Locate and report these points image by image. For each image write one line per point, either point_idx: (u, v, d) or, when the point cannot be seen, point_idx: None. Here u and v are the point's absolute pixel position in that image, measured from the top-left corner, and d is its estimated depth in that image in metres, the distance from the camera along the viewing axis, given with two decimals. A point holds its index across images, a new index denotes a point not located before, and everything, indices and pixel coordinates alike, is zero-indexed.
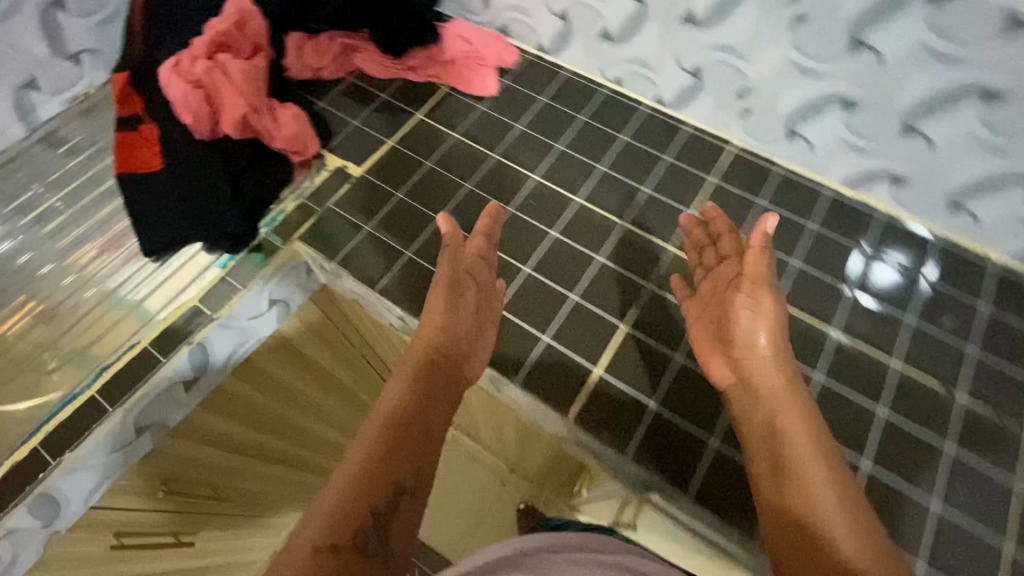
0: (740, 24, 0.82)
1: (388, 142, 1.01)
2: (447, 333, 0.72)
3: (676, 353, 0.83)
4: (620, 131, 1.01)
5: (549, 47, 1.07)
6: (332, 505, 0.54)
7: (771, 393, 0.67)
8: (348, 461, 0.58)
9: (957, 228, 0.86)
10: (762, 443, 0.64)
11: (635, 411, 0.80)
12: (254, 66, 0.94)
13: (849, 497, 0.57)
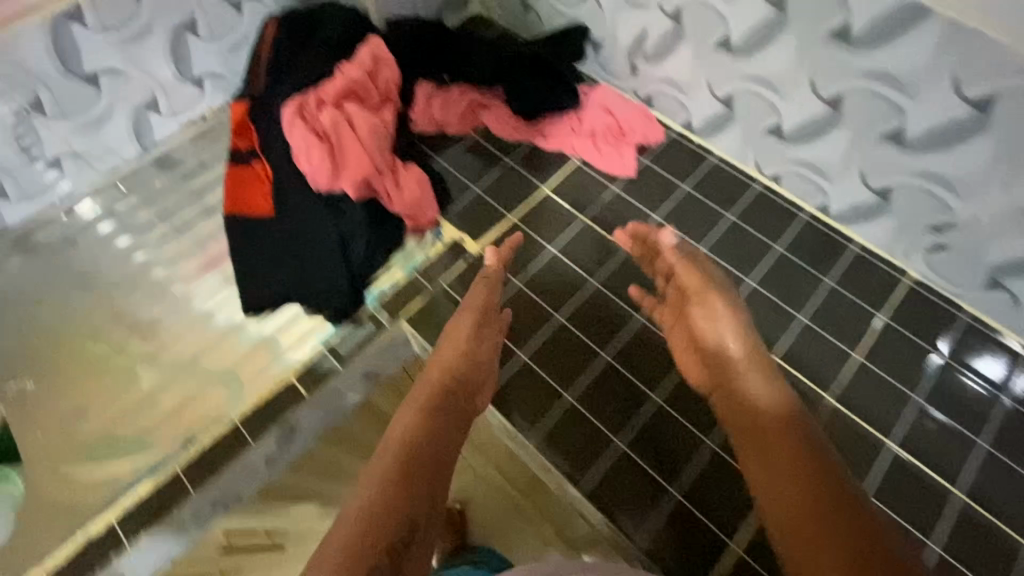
0: (968, 158, 0.68)
1: (509, 218, 0.92)
2: (458, 359, 0.67)
3: (655, 394, 0.78)
4: (774, 242, 0.88)
5: (699, 128, 0.95)
6: (346, 540, 0.48)
7: (748, 395, 0.60)
8: (360, 491, 0.52)
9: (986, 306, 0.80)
10: (752, 437, 0.57)
11: (600, 445, 0.75)
12: (382, 121, 0.88)
13: (844, 502, 0.49)
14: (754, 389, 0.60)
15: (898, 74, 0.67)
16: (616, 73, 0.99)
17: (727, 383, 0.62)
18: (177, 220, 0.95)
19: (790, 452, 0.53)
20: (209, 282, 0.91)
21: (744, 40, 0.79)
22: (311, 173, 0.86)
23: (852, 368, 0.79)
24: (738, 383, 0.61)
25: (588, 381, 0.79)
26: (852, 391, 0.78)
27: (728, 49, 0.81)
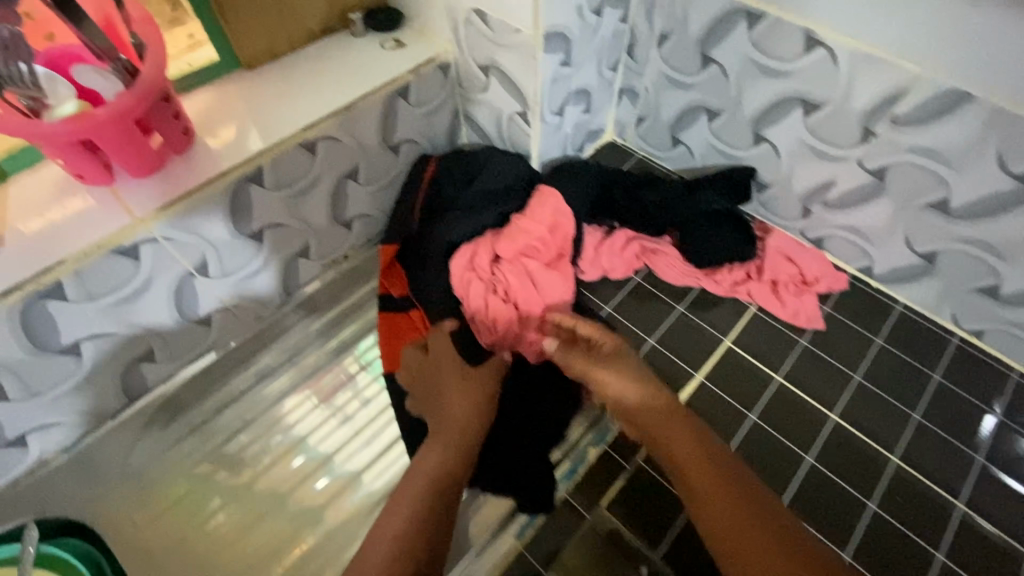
0: None
1: (695, 377, 0.85)
2: (444, 398, 0.76)
3: None
4: (988, 406, 0.82)
5: (884, 275, 0.90)
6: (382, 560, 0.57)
7: (666, 424, 0.67)
8: (394, 511, 0.63)
9: None
10: (680, 461, 0.64)
11: (673, 511, 0.74)
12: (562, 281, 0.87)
13: (759, 496, 0.60)
14: (647, 410, 0.69)
15: None
16: (783, 212, 0.96)
17: (646, 415, 0.69)
18: (335, 381, 0.90)
19: (708, 468, 0.62)
20: (376, 453, 0.84)
21: (968, 208, 0.74)
22: (489, 336, 0.84)
23: None
24: (659, 414, 0.68)
25: None
26: None
27: (943, 211, 0.77)
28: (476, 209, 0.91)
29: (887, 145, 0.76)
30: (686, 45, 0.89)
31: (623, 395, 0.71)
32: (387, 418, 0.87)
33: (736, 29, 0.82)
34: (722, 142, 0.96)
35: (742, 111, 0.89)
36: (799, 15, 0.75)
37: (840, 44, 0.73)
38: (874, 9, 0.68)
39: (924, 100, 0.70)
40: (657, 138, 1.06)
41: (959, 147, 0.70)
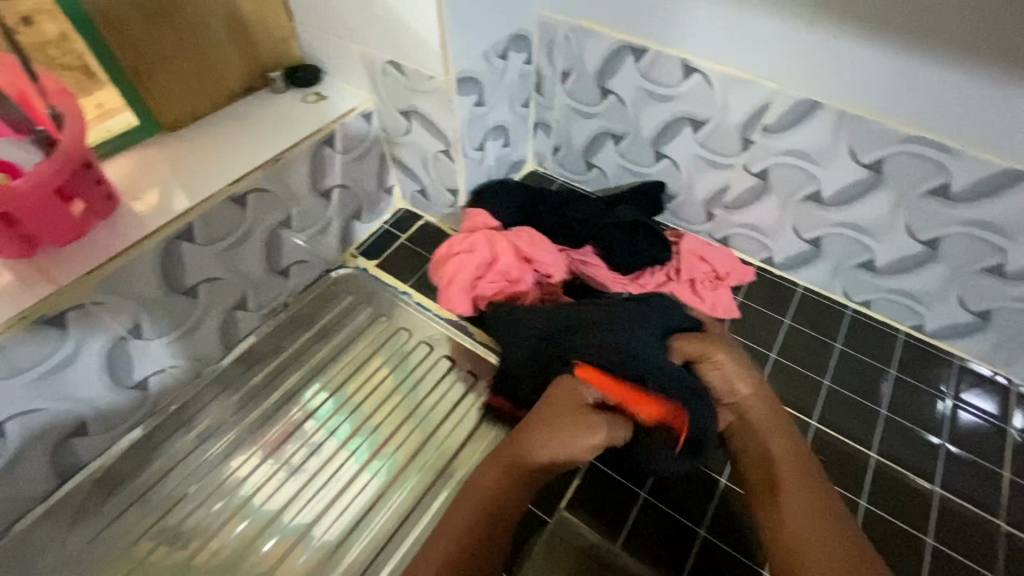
0: None
1: None
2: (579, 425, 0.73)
3: None
4: (885, 365, 0.93)
5: (782, 263, 1.02)
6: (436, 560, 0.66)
7: (790, 468, 0.70)
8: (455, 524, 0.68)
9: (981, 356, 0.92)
10: (792, 512, 0.67)
11: (626, 500, 0.80)
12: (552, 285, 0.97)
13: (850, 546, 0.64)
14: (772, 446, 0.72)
15: (1002, 224, 0.76)
16: (691, 219, 1.06)
17: (772, 454, 0.72)
18: (285, 427, 0.89)
19: (833, 537, 0.64)
20: (335, 494, 0.83)
21: (836, 197, 0.87)
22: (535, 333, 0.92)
23: (1005, 490, 0.81)
24: (793, 464, 0.70)
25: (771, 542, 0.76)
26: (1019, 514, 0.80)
27: (818, 201, 0.89)
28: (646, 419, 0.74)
29: (765, 150, 0.88)
30: (586, 81, 1.00)
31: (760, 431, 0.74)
32: (338, 459, 0.86)
33: (625, 63, 0.93)
34: (630, 161, 1.06)
35: (643, 133, 1.00)
36: (674, 47, 0.87)
37: (711, 69, 0.85)
38: (733, 39, 0.81)
39: (786, 110, 0.82)
40: (573, 163, 1.16)
41: (819, 146, 0.83)
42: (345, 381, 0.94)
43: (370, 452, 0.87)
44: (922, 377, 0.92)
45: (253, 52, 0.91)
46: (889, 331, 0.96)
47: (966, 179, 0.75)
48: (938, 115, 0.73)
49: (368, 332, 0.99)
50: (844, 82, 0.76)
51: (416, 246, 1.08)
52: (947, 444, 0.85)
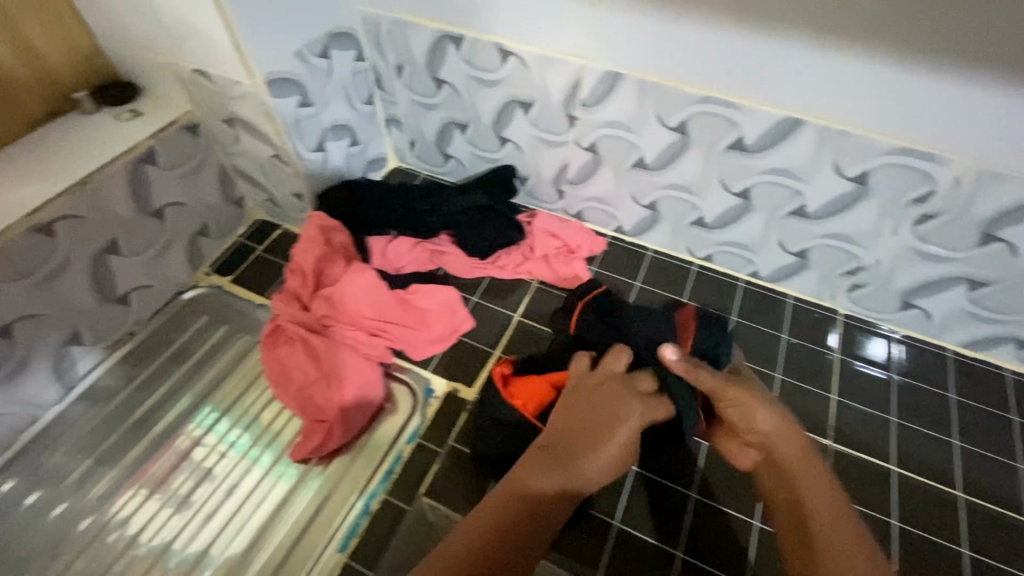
0: (863, 219, 0.83)
1: (492, 353, 0.91)
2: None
3: None
4: (729, 312, 0.99)
5: (632, 230, 1.07)
6: (465, 551, 0.51)
7: (797, 460, 0.63)
8: (476, 516, 0.55)
9: (809, 293, 0.99)
10: (810, 503, 0.58)
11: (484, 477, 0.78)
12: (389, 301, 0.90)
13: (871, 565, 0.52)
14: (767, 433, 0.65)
15: (792, 168, 0.82)
16: (545, 198, 1.10)
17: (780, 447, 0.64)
18: (133, 458, 0.84)
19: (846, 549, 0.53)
20: (188, 517, 0.79)
21: (657, 160, 0.92)
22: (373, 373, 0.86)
23: (835, 411, 0.88)
24: (794, 449, 0.63)
25: (624, 494, 0.78)
26: (847, 430, 0.86)
27: (645, 166, 0.94)
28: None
29: (588, 123, 0.92)
30: (419, 73, 1.01)
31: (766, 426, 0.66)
32: (217, 453, 0.84)
33: (446, 52, 0.95)
34: (480, 149, 1.08)
35: (483, 119, 1.02)
36: (486, 33, 0.89)
37: (522, 50, 0.88)
38: (533, 20, 0.84)
39: (596, 83, 0.86)
40: (430, 157, 1.16)
41: (631, 114, 0.88)
42: (197, 401, 0.89)
43: (246, 445, 0.85)
44: (762, 319, 0.98)
45: (55, 75, 0.88)
46: (729, 281, 1.03)
47: (754, 131, 0.81)
48: (718, 75, 0.78)
49: (223, 348, 0.95)
50: (634, 52, 0.81)
51: (274, 257, 1.06)
52: (785, 378, 0.91)
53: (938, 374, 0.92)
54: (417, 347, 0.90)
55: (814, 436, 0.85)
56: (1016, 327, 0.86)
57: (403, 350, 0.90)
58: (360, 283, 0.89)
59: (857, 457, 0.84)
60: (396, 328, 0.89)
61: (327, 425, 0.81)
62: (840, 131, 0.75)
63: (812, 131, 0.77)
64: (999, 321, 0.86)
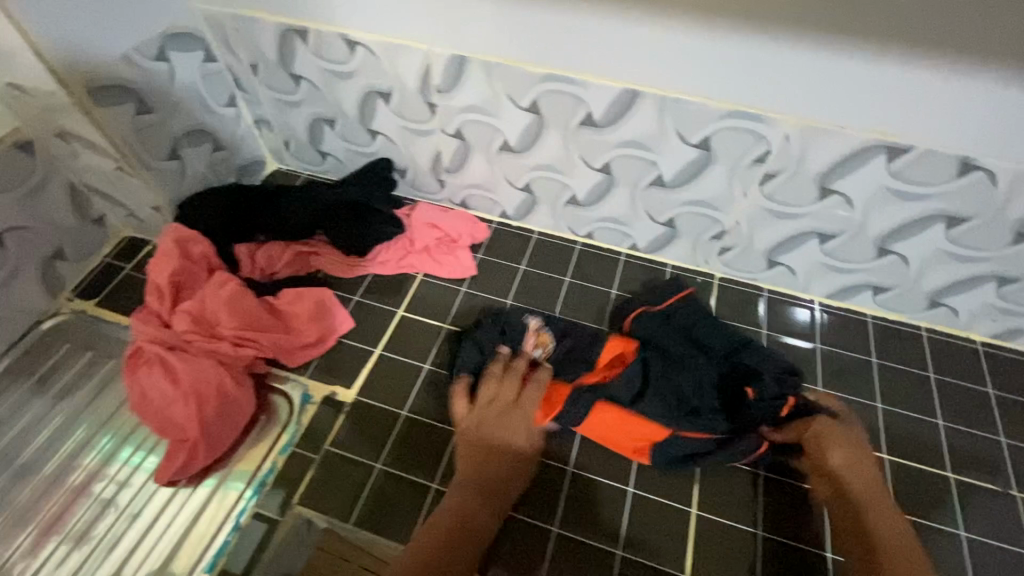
0: (715, 184, 0.85)
1: (373, 352, 0.90)
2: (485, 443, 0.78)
3: (403, 410, 0.85)
4: (608, 287, 1.02)
5: (515, 214, 1.07)
6: (442, 534, 0.68)
7: (865, 489, 0.72)
8: (459, 496, 0.72)
9: (686, 261, 1.02)
10: (867, 523, 0.69)
11: (360, 477, 0.78)
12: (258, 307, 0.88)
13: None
14: (867, 475, 0.73)
15: (642, 140, 0.84)
16: (425, 189, 1.08)
17: (859, 487, 0.72)
18: None
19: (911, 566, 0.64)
20: (46, 556, 0.75)
21: (520, 142, 0.92)
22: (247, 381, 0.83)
23: None
24: (871, 489, 0.71)
25: None
26: None
27: (511, 149, 0.94)
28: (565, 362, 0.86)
29: (448, 110, 0.91)
30: (274, 70, 0.97)
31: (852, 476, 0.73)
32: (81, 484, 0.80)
33: (295, 46, 0.91)
34: (352, 144, 1.05)
35: (348, 113, 0.99)
36: (328, 23, 0.86)
37: (367, 39, 0.86)
38: (371, 7, 0.82)
39: (444, 68, 0.85)
40: (307, 156, 1.13)
41: (485, 97, 0.87)
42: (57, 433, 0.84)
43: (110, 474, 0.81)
44: (642, 290, 1.00)
45: None
46: (611, 257, 1.05)
47: (600, 106, 0.81)
48: (555, 51, 0.78)
49: (87, 374, 0.90)
50: (474, 34, 0.80)
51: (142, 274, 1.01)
52: None
53: (805, 327, 0.96)
54: (291, 353, 0.88)
55: None
56: (868, 274, 0.90)
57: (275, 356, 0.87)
58: (222, 294, 0.86)
59: None
60: (265, 335, 0.86)
61: (190, 445, 0.77)
62: (675, 100, 0.77)
63: (651, 102, 0.78)
64: (853, 271, 0.90)
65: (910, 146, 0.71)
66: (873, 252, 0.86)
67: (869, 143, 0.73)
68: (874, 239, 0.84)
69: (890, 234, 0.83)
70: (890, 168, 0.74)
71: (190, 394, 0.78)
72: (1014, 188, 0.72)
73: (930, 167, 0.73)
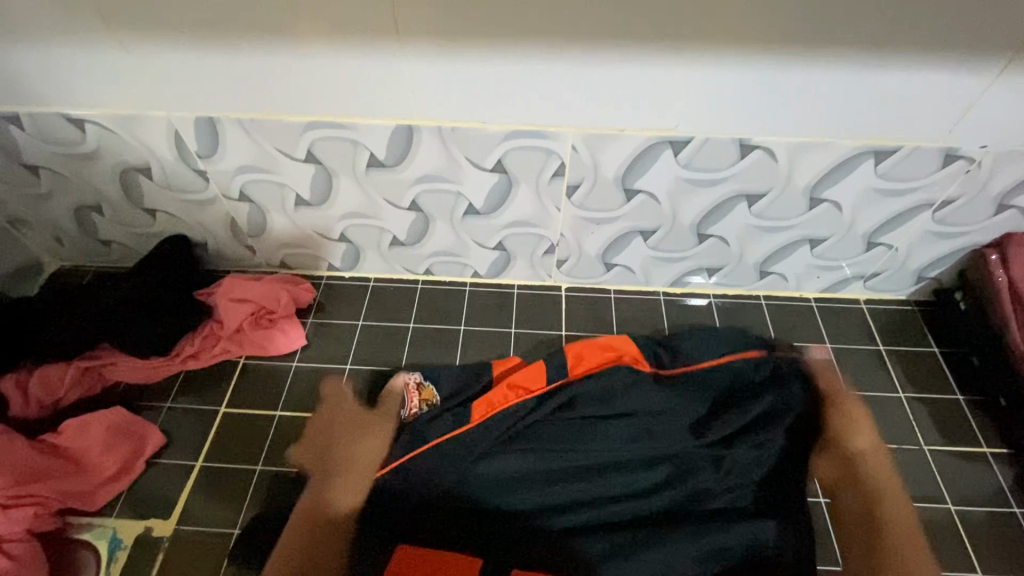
0: (526, 204, 0.81)
1: (195, 465, 0.79)
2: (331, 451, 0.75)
3: (235, 527, 0.74)
4: (456, 324, 0.94)
5: (343, 266, 0.97)
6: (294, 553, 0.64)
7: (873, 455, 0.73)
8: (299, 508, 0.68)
9: (530, 278, 0.97)
10: (850, 513, 0.72)
11: None
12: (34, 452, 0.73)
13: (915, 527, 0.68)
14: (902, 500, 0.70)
15: (438, 174, 0.78)
16: (236, 258, 0.96)
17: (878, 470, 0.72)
18: None
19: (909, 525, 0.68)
20: None
21: (314, 196, 0.83)
22: (29, 550, 0.69)
23: None
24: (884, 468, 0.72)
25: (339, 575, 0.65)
26: None
27: (308, 204, 0.84)
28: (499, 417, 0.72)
29: (222, 175, 0.80)
30: (1, 162, 0.81)
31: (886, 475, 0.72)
32: None
33: (15, 133, 0.76)
34: (132, 227, 0.91)
35: (112, 195, 0.85)
36: (42, 103, 0.73)
37: (95, 114, 0.73)
38: (86, 80, 0.69)
39: (196, 133, 0.74)
40: (88, 249, 0.97)
41: (255, 155, 0.77)
42: None
43: None
44: (491, 318, 0.94)
45: None
46: (455, 288, 0.97)
47: (381, 146, 0.74)
48: (310, 97, 0.70)
49: None
50: (214, 92, 0.70)
51: None
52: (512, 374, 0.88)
53: (657, 320, 0.94)
54: (90, 494, 0.74)
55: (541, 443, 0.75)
56: (698, 259, 0.90)
57: (66, 505, 0.73)
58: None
59: None
60: (44, 483, 0.71)
61: None
62: (452, 129, 0.71)
63: (429, 134, 0.72)
64: (683, 259, 0.90)
65: (688, 137, 0.71)
66: (693, 238, 0.86)
67: (651, 141, 0.72)
68: (689, 227, 0.84)
69: (703, 220, 0.82)
70: (679, 161, 0.74)
71: None
72: (793, 160, 0.73)
73: (714, 154, 0.73)
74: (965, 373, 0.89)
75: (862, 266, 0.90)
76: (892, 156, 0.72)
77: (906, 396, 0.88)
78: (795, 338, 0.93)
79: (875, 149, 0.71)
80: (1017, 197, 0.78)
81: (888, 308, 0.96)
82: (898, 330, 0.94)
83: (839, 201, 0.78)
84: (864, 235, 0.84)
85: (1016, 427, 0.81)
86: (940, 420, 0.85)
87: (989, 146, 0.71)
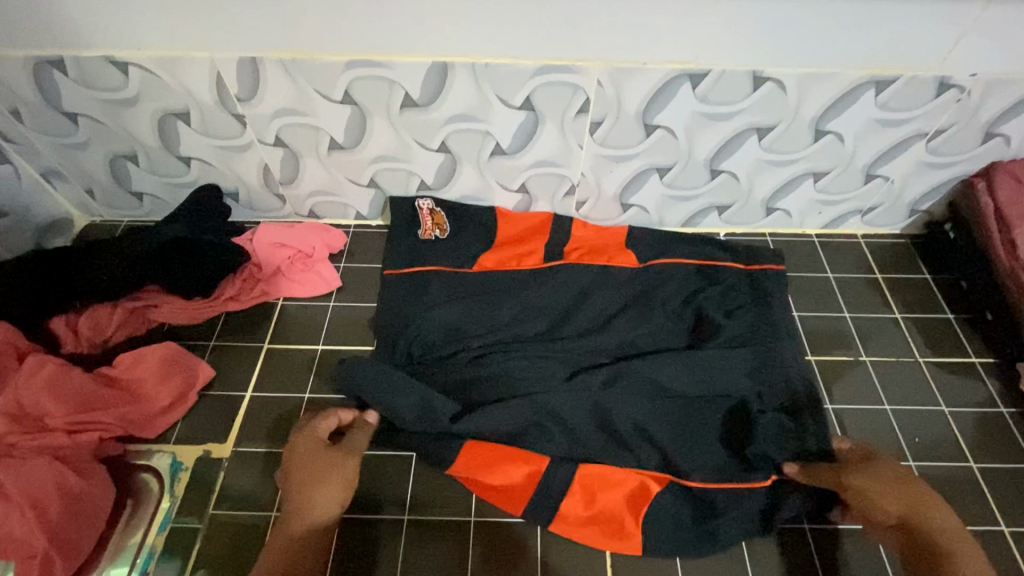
0: (550, 143, 0.86)
1: (245, 395, 0.84)
2: (306, 491, 0.68)
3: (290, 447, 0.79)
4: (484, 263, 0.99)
5: (369, 214, 1.01)
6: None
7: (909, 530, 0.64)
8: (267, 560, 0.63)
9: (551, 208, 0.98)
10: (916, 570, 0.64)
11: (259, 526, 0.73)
12: (93, 382, 0.77)
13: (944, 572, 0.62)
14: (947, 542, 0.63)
15: (469, 113, 0.82)
16: (265, 208, 0.99)
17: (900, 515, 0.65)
18: None
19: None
20: None
21: (347, 138, 0.86)
22: (96, 469, 0.73)
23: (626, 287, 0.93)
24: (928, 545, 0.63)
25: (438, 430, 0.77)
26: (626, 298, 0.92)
27: (341, 147, 0.88)
28: (561, 324, 0.89)
29: (259, 119, 0.83)
30: (41, 111, 0.83)
31: (891, 503, 0.65)
32: None
33: (58, 79, 0.79)
34: (165, 177, 0.94)
35: (148, 144, 0.88)
36: (88, 47, 0.75)
37: (139, 57, 0.76)
38: (133, 22, 0.72)
39: (238, 75, 0.78)
40: (120, 202, 0.99)
41: (293, 97, 0.80)
42: None
43: None
44: None
45: None
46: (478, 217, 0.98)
47: (415, 84, 0.78)
48: (348, 36, 0.73)
49: None
50: (257, 30, 0.73)
51: None
52: (570, 272, 0.93)
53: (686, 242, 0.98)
54: (147, 422, 0.78)
55: (592, 341, 0.87)
56: (707, 197, 0.96)
57: (125, 432, 0.77)
58: (39, 380, 0.75)
59: (643, 321, 0.89)
60: (105, 411, 0.76)
61: (42, 559, 0.66)
62: (485, 66, 0.76)
63: (462, 71, 0.76)
64: (694, 197, 0.95)
65: (705, 70, 0.76)
66: (705, 174, 0.91)
67: (671, 75, 0.77)
68: (702, 163, 0.89)
69: (714, 155, 0.88)
70: (696, 94, 0.79)
71: (19, 506, 0.67)
72: (801, 91, 0.79)
73: (728, 87, 0.78)
74: (954, 296, 0.97)
75: (861, 200, 0.97)
76: (891, 85, 0.78)
77: (901, 317, 0.95)
78: (798, 269, 1.00)
79: (876, 80, 0.77)
80: (1003, 125, 0.85)
81: (884, 243, 1.03)
82: (892, 260, 1.01)
83: (841, 132, 0.84)
84: (864, 167, 0.90)
85: (1000, 338, 0.89)
86: (931, 336, 0.93)
87: (977, 74, 0.78)
